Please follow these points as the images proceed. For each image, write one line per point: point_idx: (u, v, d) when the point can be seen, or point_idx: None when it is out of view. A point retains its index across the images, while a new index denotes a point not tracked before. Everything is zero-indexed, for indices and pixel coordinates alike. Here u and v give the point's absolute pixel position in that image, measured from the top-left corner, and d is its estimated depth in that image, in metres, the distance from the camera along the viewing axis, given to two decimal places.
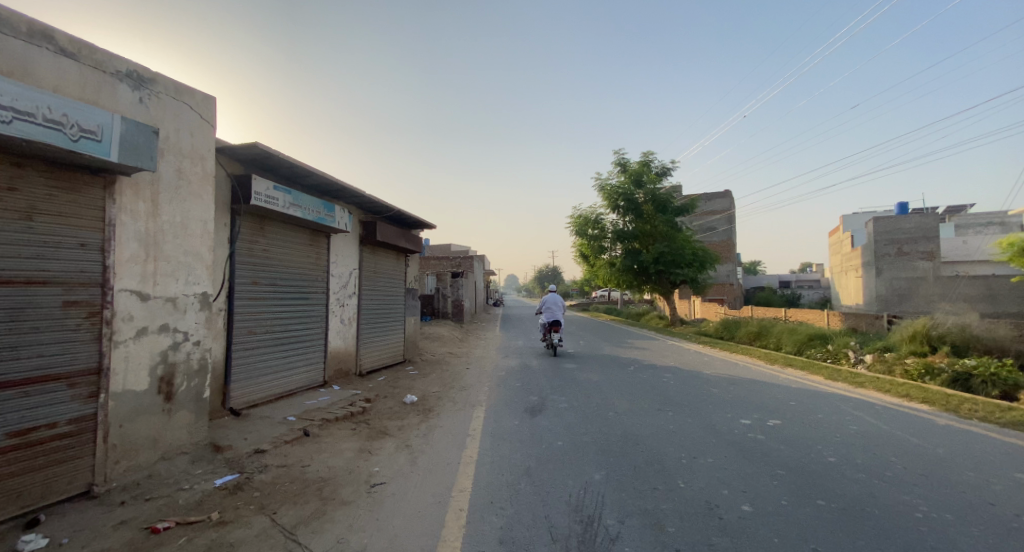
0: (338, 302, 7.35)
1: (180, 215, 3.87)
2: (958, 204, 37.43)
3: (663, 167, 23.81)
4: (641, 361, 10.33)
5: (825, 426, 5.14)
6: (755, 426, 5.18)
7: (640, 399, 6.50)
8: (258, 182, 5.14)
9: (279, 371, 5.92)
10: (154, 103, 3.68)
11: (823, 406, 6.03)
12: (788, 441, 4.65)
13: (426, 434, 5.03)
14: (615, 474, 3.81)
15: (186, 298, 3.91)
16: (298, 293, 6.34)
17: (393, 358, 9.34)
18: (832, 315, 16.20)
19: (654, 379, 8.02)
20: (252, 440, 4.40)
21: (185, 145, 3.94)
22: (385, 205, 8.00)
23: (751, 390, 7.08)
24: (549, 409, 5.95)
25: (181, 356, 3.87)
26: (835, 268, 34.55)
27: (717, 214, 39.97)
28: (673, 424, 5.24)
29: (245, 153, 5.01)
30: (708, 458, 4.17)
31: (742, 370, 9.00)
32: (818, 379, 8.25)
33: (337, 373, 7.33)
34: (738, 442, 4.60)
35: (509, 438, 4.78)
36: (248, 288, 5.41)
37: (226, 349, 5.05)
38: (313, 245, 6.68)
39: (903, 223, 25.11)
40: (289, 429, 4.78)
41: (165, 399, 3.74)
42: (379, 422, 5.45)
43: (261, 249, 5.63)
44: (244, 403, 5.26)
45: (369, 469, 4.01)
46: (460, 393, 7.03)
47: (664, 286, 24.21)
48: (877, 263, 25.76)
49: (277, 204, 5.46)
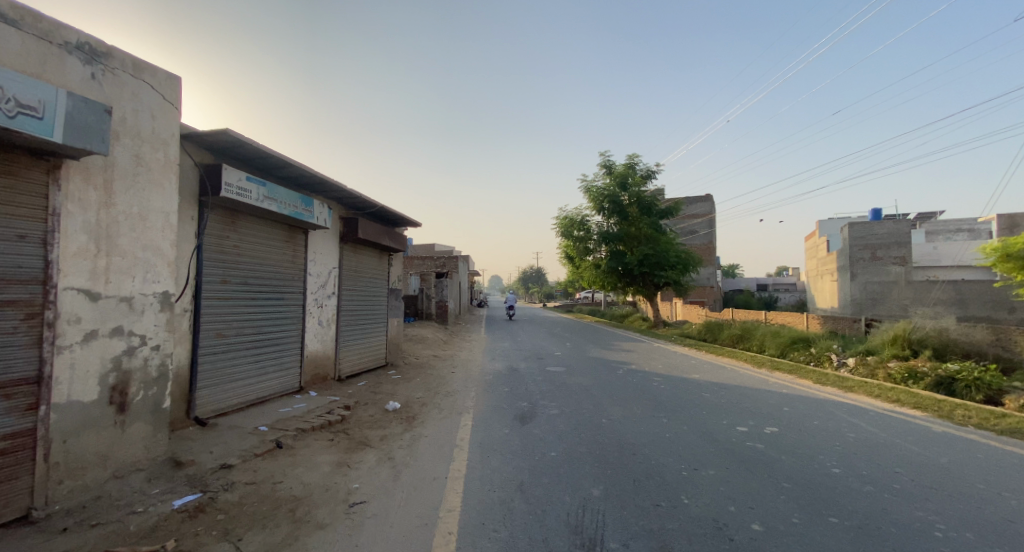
0: (316, 302, 6.96)
1: (138, 205, 3.47)
2: (927, 213, 38.78)
3: (649, 169, 23.89)
4: (629, 364, 10.20)
5: (822, 434, 5.03)
6: (753, 434, 5.03)
7: (632, 405, 6.31)
8: (229, 172, 4.74)
9: (250, 377, 5.51)
10: (108, 80, 3.28)
11: (816, 412, 5.95)
12: (788, 450, 4.51)
13: (410, 445, 4.71)
14: (614, 489, 3.59)
15: (143, 298, 3.50)
16: (273, 293, 5.95)
17: (375, 362, 8.97)
18: (813, 318, 16.46)
19: (644, 383, 7.86)
20: (218, 453, 4.02)
21: (145, 128, 3.54)
22: (368, 202, 7.64)
23: (743, 395, 6.98)
24: (539, 417, 5.71)
25: (137, 363, 3.46)
26: (812, 272, 35.36)
27: (699, 218, 40.51)
28: (670, 432, 5.04)
29: (216, 141, 4.62)
30: (710, 470, 3.98)
31: (731, 374, 8.94)
32: (807, 384, 8.22)
33: (315, 378, 6.93)
34: (738, 452, 4.43)
35: (499, 449, 4.51)
36: (217, 287, 5.01)
37: (191, 354, 4.64)
38: (289, 242, 6.29)
39: (879, 229, 25.83)
40: (260, 441, 4.40)
41: (118, 410, 3.32)
42: (359, 431, 5.11)
43: (231, 245, 5.22)
44: (210, 412, 4.85)
45: (349, 486, 3.68)
46: (445, 399, 6.73)
47: (649, 288, 24.30)
48: (853, 268, 26.43)
49: (249, 197, 5.07)
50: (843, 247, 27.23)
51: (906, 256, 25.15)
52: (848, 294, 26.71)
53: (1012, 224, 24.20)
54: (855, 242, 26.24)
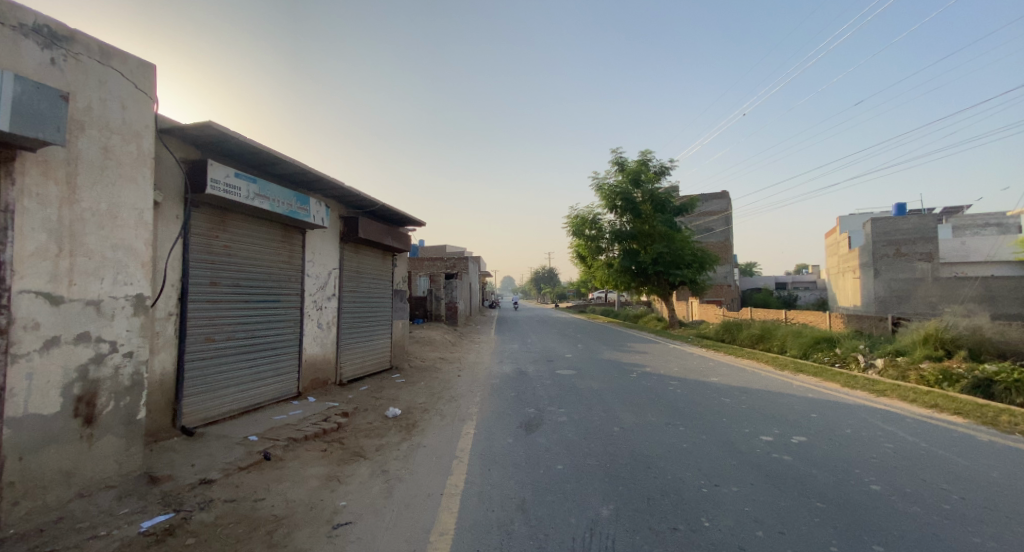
0: (315, 305, 6.72)
1: (106, 201, 3.24)
2: (956, 207, 37.00)
3: (662, 165, 23.30)
4: (643, 367, 9.75)
5: (856, 444, 4.58)
6: (778, 443, 4.60)
7: (646, 412, 5.89)
8: (215, 168, 4.50)
9: (243, 382, 5.28)
10: (70, 66, 3.05)
11: (848, 419, 5.46)
12: (820, 463, 4.07)
13: (406, 456, 4.40)
14: (626, 510, 3.21)
15: (113, 301, 3.26)
16: (268, 296, 5.72)
17: (379, 365, 8.71)
18: (835, 317, 15.76)
19: (659, 388, 7.43)
20: (200, 467, 3.76)
21: (114, 119, 3.32)
22: (368, 200, 7.39)
23: (766, 400, 6.52)
24: (546, 424, 5.36)
25: (107, 371, 3.22)
26: (833, 269, 34.20)
27: (714, 215, 39.63)
28: (688, 443, 4.63)
29: (199, 135, 4.39)
30: (733, 487, 3.57)
31: (750, 377, 8.45)
32: (834, 387, 7.71)
33: (314, 383, 6.69)
34: (764, 465, 4.01)
35: (501, 462, 4.16)
36: (206, 289, 4.78)
37: (178, 360, 4.42)
38: (285, 242, 6.05)
39: (903, 224, 24.77)
40: (246, 453, 4.14)
41: (85, 423, 3.09)
42: (354, 441, 4.82)
43: (221, 245, 4.99)
44: (199, 421, 4.62)
45: (335, 504, 3.38)
46: (449, 405, 6.42)
47: (663, 287, 23.68)
48: (876, 265, 25.44)
49: (238, 194, 4.83)
50: (865, 243, 26.20)
51: (933, 251, 24.05)
52: (871, 291, 25.68)
53: None
54: (878, 238, 25.19)
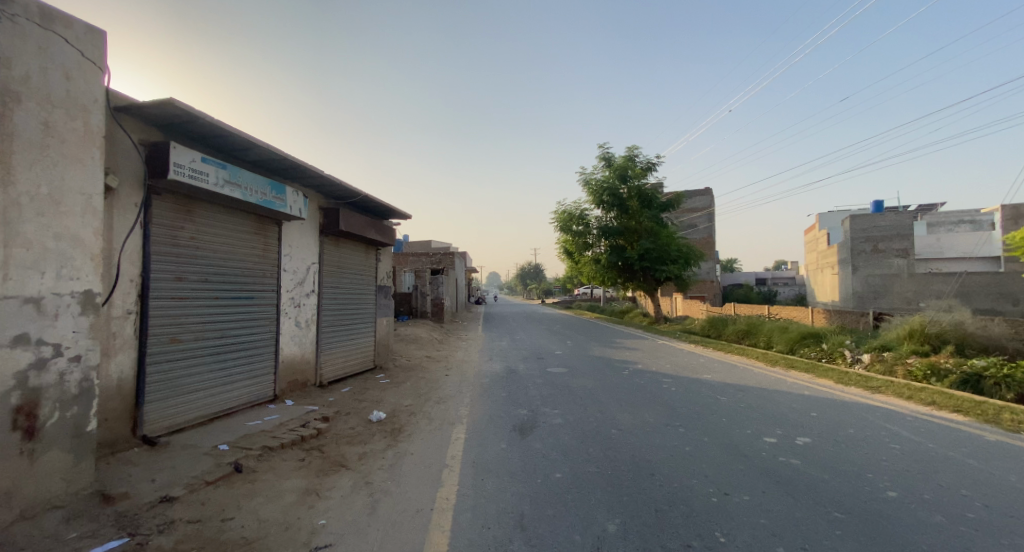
0: (293, 302, 6.31)
1: (46, 183, 2.78)
2: (928, 205, 38.08)
3: (649, 161, 23.25)
4: (634, 364, 9.59)
5: (862, 445, 4.45)
6: (783, 446, 4.43)
7: (643, 413, 5.68)
8: (179, 151, 4.07)
9: (213, 386, 4.87)
10: (4, 27, 2.59)
11: (849, 418, 5.34)
12: (830, 468, 3.90)
13: (392, 466, 4.07)
14: (634, 524, 2.97)
15: (57, 299, 2.80)
16: (241, 292, 5.30)
17: (361, 365, 8.33)
18: (818, 312, 15.98)
19: (652, 386, 7.25)
20: (161, 483, 3.35)
21: (57, 91, 2.86)
22: (350, 190, 6.97)
23: (763, 398, 6.38)
24: (541, 427, 5.10)
25: (51, 379, 2.75)
26: (812, 266, 34.88)
27: (698, 212, 39.97)
28: (690, 446, 4.42)
29: (161, 114, 3.94)
30: (746, 496, 3.36)
31: (743, 374, 8.34)
32: (827, 384, 7.66)
33: (292, 385, 6.29)
34: (773, 471, 3.81)
35: (496, 471, 3.88)
36: (170, 284, 4.35)
37: (138, 363, 3.99)
38: (258, 234, 5.62)
39: (881, 221, 25.30)
40: (215, 465, 3.74)
41: (25, 436, 2.60)
42: (335, 449, 4.46)
43: (187, 237, 4.56)
44: (163, 429, 4.22)
45: (314, 524, 3.04)
46: (436, 407, 6.12)
47: (650, 283, 23.69)
48: (855, 261, 25.72)
49: (205, 180, 4.40)
50: (844, 239, 26.68)
51: (909, 248, 24.60)
52: (849, 287, 26.18)
53: (1016, 214, 23.47)
54: (857, 234, 25.64)
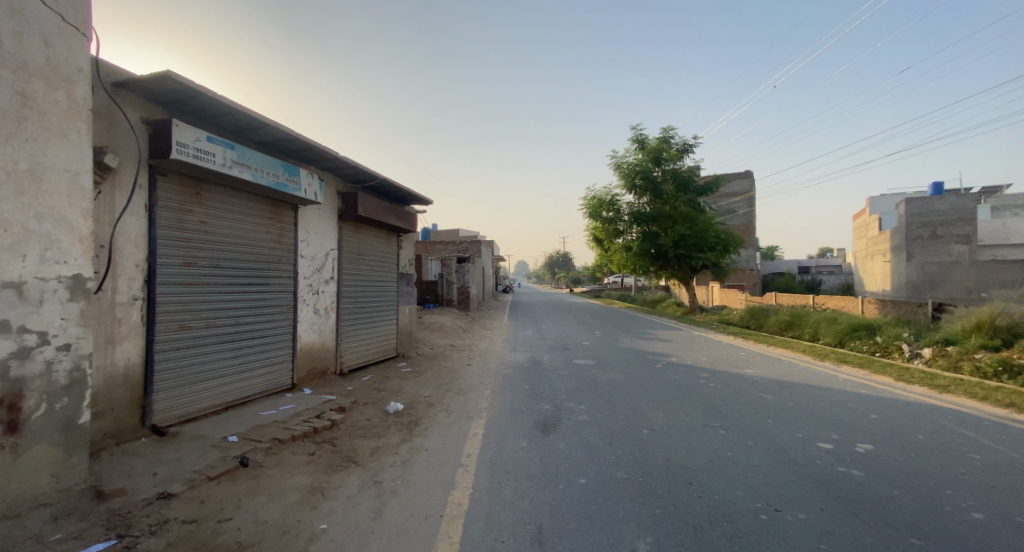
0: (310, 288, 6.16)
1: (26, 159, 2.60)
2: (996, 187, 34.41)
3: (684, 142, 22.07)
4: (668, 357, 9.01)
5: (936, 454, 3.83)
6: (841, 452, 3.89)
7: (677, 411, 5.20)
8: (181, 130, 3.87)
9: (228, 374, 4.77)
10: None
11: (917, 422, 4.67)
12: (900, 481, 3.34)
13: (404, 463, 3.81)
14: (667, 544, 2.56)
15: (41, 283, 2.63)
16: (255, 278, 5.15)
17: (384, 353, 8.19)
18: (869, 302, 14.76)
19: (688, 381, 6.72)
20: (161, 478, 3.21)
21: (36, 59, 2.66)
22: (368, 173, 6.71)
23: (815, 396, 5.75)
24: (564, 424, 4.72)
25: (36, 368, 2.60)
26: (861, 252, 32.58)
27: (737, 196, 38.03)
28: (733, 451, 3.93)
29: (159, 89, 3.74)
30: (800, 514, 2.87)
31: (788, 370, 7.66)
32: (886, 381, 6.88)
33: (311, 373, 6.18)
34: (833, 483, 3.29)
35: (513, 473, 3.54)
36: (179, 270, 4.21)
37: (146, 351, 3.87)
38: (272, 219, 5.44)
39: (941, 203, 23.13)
40: (220, 459, 3.58)
41: (8, 431, 2.45)
42: (347, 443, 4.25)
43: (196, 220, 4.40)
44: (174, 419, 4.12)
45: (313, 529, 2.80)
46: (456, 399, 5.84)
47: (684, 271, 22.66)
48: (909, 247, 23.81)
49: (212, 161, 4.21)
50: (898, 224, 24.62)
51: (972, 233, 22.37)
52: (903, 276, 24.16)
53: None
54: (914, 218, 23.60)
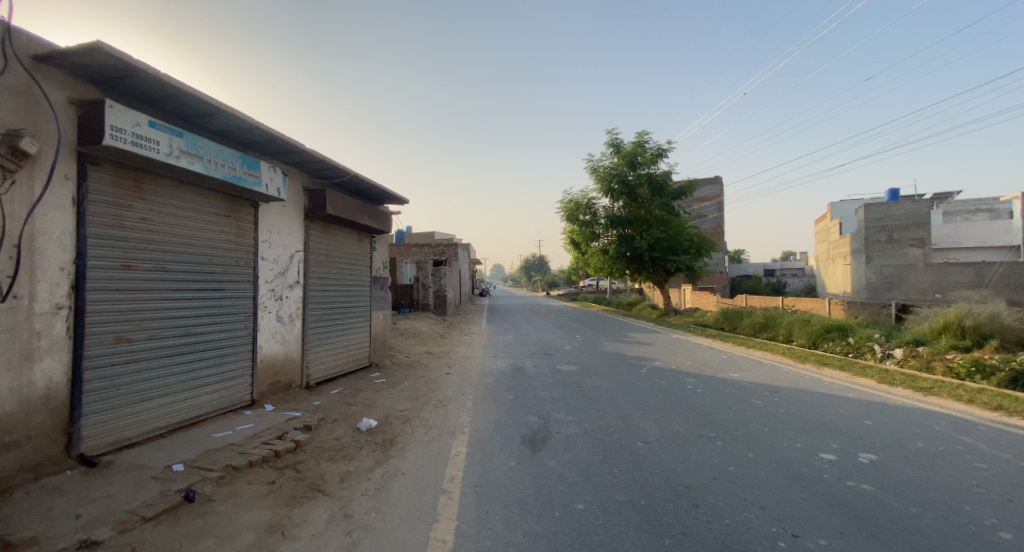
0: (273, 294, 5.62)
1: None
2: (943, 195, 36.63)
3: (659, 147, 22.31)
4: (651, 362, 8.84)
5: (938, 464, 3.72)
6: (845, 464, 3.73)
7: (670, 420, 4.96)
8: (119, 111, 3.34)
9: (174, 392, 4.20)
10: None
11: (911, 428, 4.59)
12: (912, 495, 3.18)
13: (379, 490, 3.39)
14: None
15: None
16: (208, 283, 4.60)
17: (355, 363, 7.67)
18: (835, 304, 15.20)
19: (675, 387, 6.53)
20: (88, 520, 2.64)
21: None
22: (338, 169, 6.23)
23: (805, 402, 5.64)
24: (554, 439, 4.40)
25: None
26: (823, 256, 33.92)
27: (708, 201, 39.01)
28: (735, 466, 3.69)
29: (91, 64, 3.20)
30: (821, 540, 2.63)
31: (772, 373, 7.59)
32: (869, 384, 6.89)
33: (273, 387, 5.64)
34: (847, 502, 3.09)
35: (503, 500, 3.18)
36: (116, 274, 3.65)
37: (73, 369, 3.28)
38: (228, 218, 4.90)
39: (896, 210, 24.24)
40: (163, 492, 3.05)
41: None
42: (313, 468, 3.77)
43: (137, 217, 3.85)
44: (108, 445, 3.53)
45: None
46: (435, 413, 5.44)
47: (659, 274, 22.86)
48: (868, 251, 24.63)
49: (155, 149, 3.67)
50: (858, 228, 25.67)
51: (925, 237, 23.54)
52: (863, 278, 25.18)
53: None
54: (872, 223, 24.46)
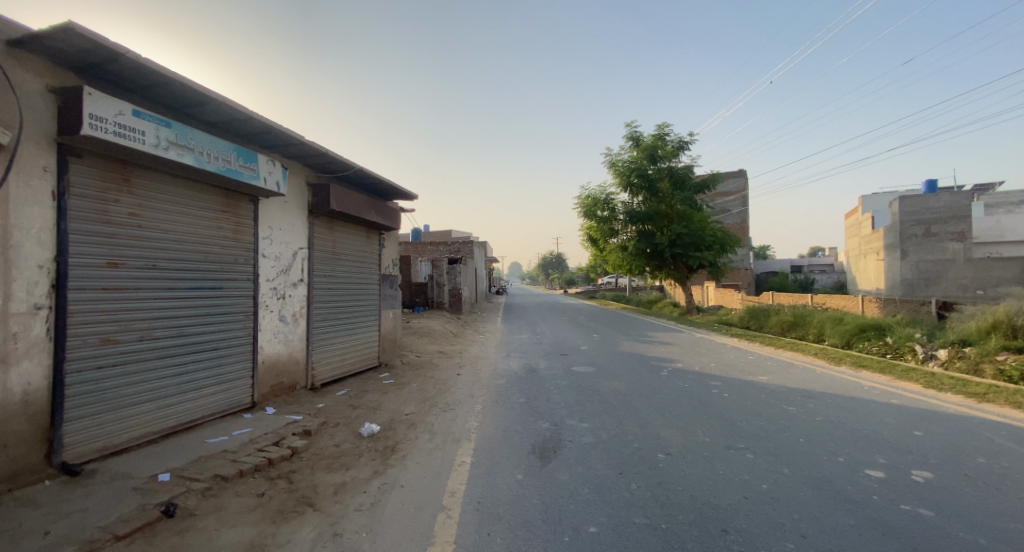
0: (275, 292, 5.45)
1: None
2: (986, 186, 34.45)
3: (680, 139, 21.60)
4: (673, 363, 8.39)
5: (1005, 484, 3.23)
6: (896, 483, 3.28)
7: (693, 429, 4.55)
8: (99, 99, 3.15)
9: (167, 395, 4.03)
10: None
11: (970, 441, 4.07)
12: (980, 523, 2.73)
13: (373, 505, 3.12)
14: None
15: None
16: (203, 282, 4.42)
17: (363, 363, 7.48)
18: (870, 301, 14.30)
19: (699, 391, 6.09)
20: (55, 538, 2.44)
21: None
22: (342, 162, 6.00)
23: (844, 409, 5.14)
24: (565, 449, 4.06)
25: None
26: (854, 251, 32.36)
27: (731, 196, 37.78)
28: (769, 484, 3.28)
29: (68, 50, 3.02)
30: None
31: (804, 376, 7.05)
32: (915, 389, 6.28)
33: (276, 389, 5.47)
34: (903, 531, 2.66)
35: (507, 520, 2.86)
36: (102, 272, 3.47)
37: (54, 373, 3.12)
38: (225, 214, 4.72)
39: (934, 202, 22.88)
40: (143, 505, 2.86)
41: None
42: (307, 478, 3.54)
43: (124, 212, 3.67)
44: (94, 452, 3.37)
45: None
46: (442, 417, 5.16)
47: (680, 271, 22.16)
48: (904, 245, 23.37)
49: (139, 140, 3.48)
50: (893, 222, 24.30)
51: (966, 230, 22.10)
52: (898, 274, 23.82)
53: None
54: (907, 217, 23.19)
